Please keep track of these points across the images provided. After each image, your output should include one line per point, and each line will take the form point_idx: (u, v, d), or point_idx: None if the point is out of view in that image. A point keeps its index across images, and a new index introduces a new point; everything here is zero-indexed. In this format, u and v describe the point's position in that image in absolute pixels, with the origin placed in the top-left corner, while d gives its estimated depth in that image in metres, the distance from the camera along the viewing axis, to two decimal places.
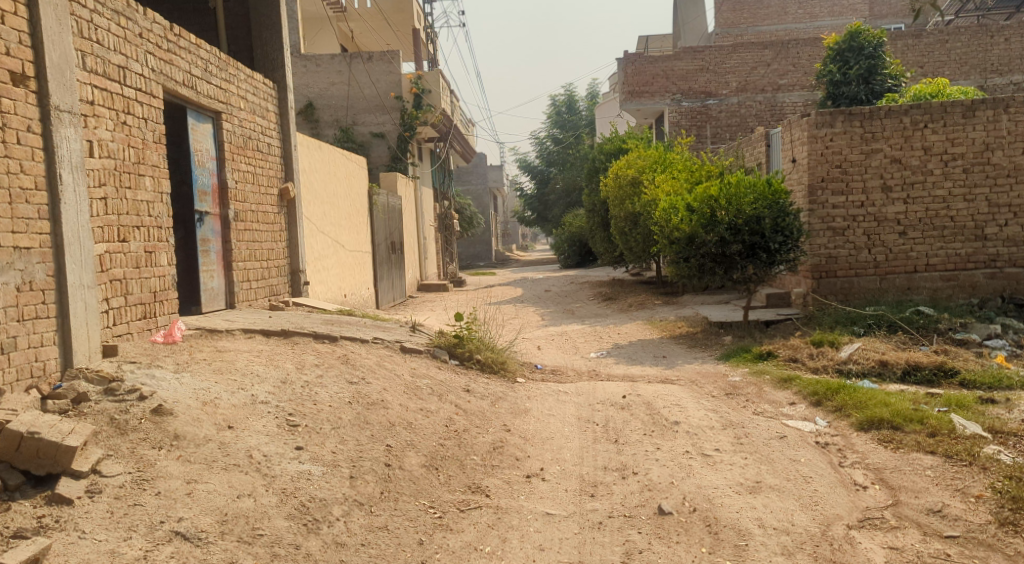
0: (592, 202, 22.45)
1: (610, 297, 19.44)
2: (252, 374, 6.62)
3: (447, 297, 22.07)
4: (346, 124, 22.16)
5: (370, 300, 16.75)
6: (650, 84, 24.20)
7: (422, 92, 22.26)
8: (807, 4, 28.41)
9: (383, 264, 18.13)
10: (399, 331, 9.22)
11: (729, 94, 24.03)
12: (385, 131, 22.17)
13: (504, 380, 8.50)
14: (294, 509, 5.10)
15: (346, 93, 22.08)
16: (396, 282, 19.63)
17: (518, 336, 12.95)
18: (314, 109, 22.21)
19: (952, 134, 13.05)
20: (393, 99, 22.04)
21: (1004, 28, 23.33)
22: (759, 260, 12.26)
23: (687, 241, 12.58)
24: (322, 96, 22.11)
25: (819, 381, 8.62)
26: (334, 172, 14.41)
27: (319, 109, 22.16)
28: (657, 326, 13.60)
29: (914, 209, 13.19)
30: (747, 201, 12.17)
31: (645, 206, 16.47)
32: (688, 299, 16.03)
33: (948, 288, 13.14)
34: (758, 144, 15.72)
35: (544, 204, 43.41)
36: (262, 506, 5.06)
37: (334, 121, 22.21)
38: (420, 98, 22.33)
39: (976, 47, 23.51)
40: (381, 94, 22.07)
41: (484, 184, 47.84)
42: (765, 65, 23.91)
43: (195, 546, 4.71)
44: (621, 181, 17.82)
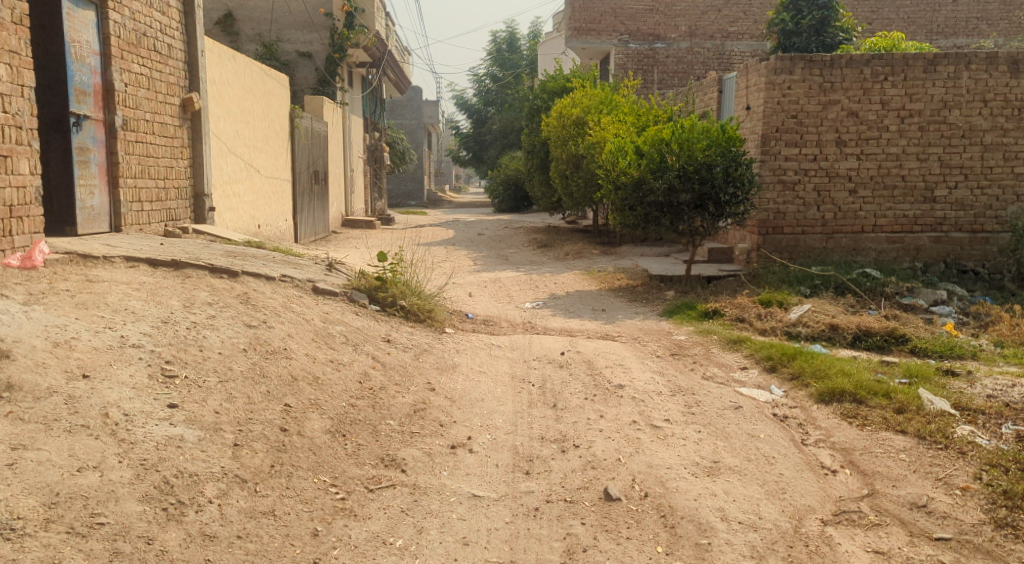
0: (530, 142, 21.50)
1: (544, 244, 18.60)
2: (125, 310, 5.67)
3: (373, 235, 20.95)
4: (269, 40, 20.68)
5: (287, 235, 15.55)
6: (598, 23, 23.16)
7: (354, 11, 20.87)
8: None
9: (305, 195, 16.93)
10: (313, 269, 8.18)
11: (677, 39, 23.16)
12: (312, 51, 20.80)
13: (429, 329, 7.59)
14: (151, 489, 4.14)
15: (271, 4, 20.53)
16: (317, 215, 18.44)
17: (446, 280, 11.99)
18: (235, 22, 20.62)
19: (911, 88, 12.41)
20: (323, 16, 20.62)
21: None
22: (706, 212, 11.51)
23: (635, 187, 11.75)
24: (243, 6, 20.53)
25: (770, 343, 7.82)
26: (250, 87, 13.11)
27: (240, 21, 20.56)
28: (595, 276, 12.85)
29: (866, 165, 12.54)
30: (700, 146, 11.38)
31: (589, 148, 15.64)
32: (627, 249, 15.28)
33: (893, 250, 12.59)
34: (710, 90, 14.93)
35: (480, 144, 42.29)
36: (108, 483, 4.09)
37: (256, 35, 20.67)
38: (352, 18, 20.93)
39: (926, 6, 23.03)
40: (309, 10, 20.54)
41: (418, 119, 46.30)
42: (715, 11, 23.07)
43: (5, 539, 3.72)
44: (565, 121, 16.90)
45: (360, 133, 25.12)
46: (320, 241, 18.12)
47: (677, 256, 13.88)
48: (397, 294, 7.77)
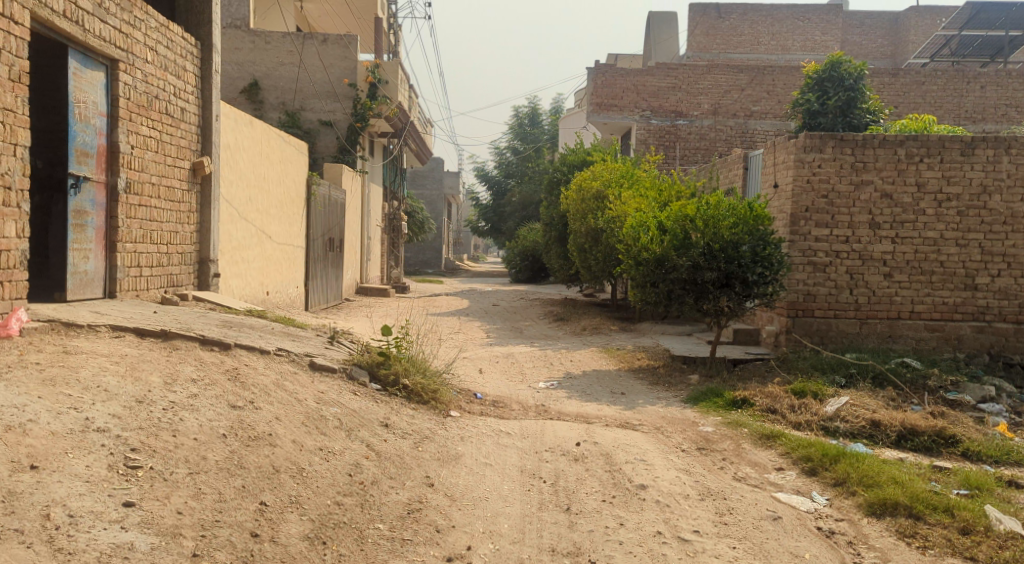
0: (548, 213, 21.19)
1: (561, 318, 18.05)
2: (97, 388, 5.16)
3: (387, 304, 20.49)
4: (292, 109, 20.38)
5: (296, 302, 15.07)
6: (620, 98, 23.09)
7: (378, 81, 20.71)
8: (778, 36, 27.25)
9: (318, 262, 16.51)
10: (313, 342, 7.64)
11: (700, 116, 22.91)
12: (334, 119, 20.61)
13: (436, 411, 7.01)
14: None
15: (296, 76, 20.28)
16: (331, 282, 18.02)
17: (456, 354, 11.42)
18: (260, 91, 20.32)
19: (948, 171, 11.88)
20: (347, 86, 20.47)
21: (981, 74, 22.60)
22: (732, 292, 10.89)
23: (656, 264, 11.20)
24: (268, 76, 20.22)
25: (808, 441, 7.16)
26: (265, 152, 12.74)
27: (265, 90, 20.26)
28: (613, 355, 12.23)
29: (901, 249, 11.98)
30: (725, 223, 10.87)
31: (610, 221, 15.16)
32: (647, 327, 14.67)
33: (934, 340, 11.90)
34: (736, 167, 14.48)
35: (499, 215, 42.14)
36: None
37: (279, 104, 20.36)
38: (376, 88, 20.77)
39: (954, 90, 22.78)
40: (332, 79, 20.48)
41: (438, 191, 46.31)
42: (738, 90, 22.85)
43: None
44: (585, 194, 16.47)
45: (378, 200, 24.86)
46: (332, 309, 17.69)
47: (700, 336, 13.27)
48: (405, 374, 7.20)
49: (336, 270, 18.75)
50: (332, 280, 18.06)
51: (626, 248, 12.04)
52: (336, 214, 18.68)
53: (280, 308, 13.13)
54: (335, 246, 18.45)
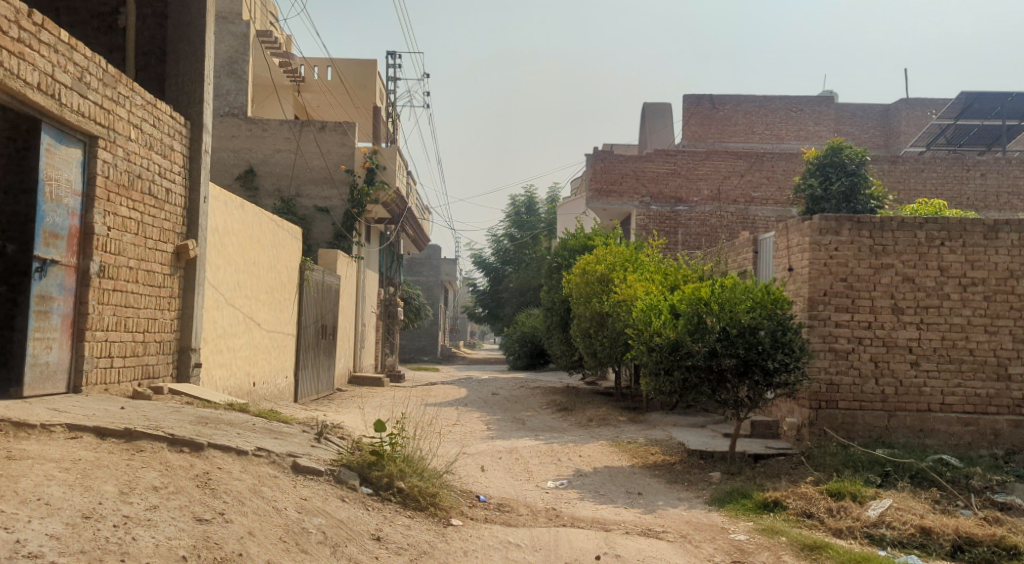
0: (548, 299, 20.57)
1: (563, 408, 17.21)
2: (38, 504, 4.39)
3: (381, 393, 19.66)
4: (288, 195, 19.82)
5: (286, 393, 14.28)
6: (619, 185, 22.50)
7: (376, 167, 20.23)
8: (773, 127, 27.01)
9: (309, 350, 15.76)
10: (299, 439, 6.85)
11: (700, 202, 22.41)
12: (330, 206, 19.95)
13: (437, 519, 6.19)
14: None
15: (292, 162, 19.75)
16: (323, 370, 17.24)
17: (455, 449, 10.61)
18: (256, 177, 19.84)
19: (971, 255, 11.20)
20: (343, 172, 19.91)
21: (980, 162, 21.82)
22: (752, 381, 10.09)
23: (669, 350, 10.33)
24: (265, 162, 19.77)
25: (857, 553, 6.58)
26: (257, 236, 12.07)
27: (261, 176, 19.78)
28: (624, 449, 11.39)
29: (927, 336, 11.23)
30: (742, 307, 10.11)
31: (615, 305, 14.46)
32: (656, 418, 13.86)
33: (967, 434, 11.11)
34: (744, 251, 13.61)
35: (497, 303, 41.65)
36: None
37: (275, 190, 19.83)
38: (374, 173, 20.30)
39: (953, 179, 21.84)
40: (330, 166, 19.89)
41: (435, 278, 45.85)
42: (738, 175, 22.37)
43: None
44: (588, 279, 15.80)
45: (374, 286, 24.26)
46: (323, 399, 16.89)
47: (715, 428, 12.47)
48: (403, 478, 6.41)
49: (330, 359, 18.05)
50: (324, 369, 17.34)
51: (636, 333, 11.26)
52: (330, 300, 18.07)
53: (267, 399, 12.36)
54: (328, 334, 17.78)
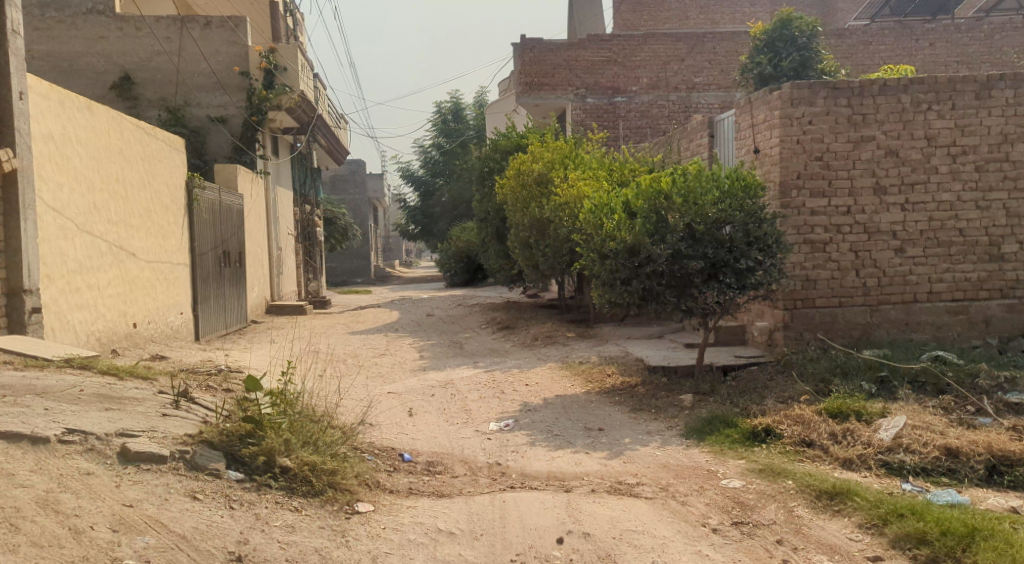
0: (482, 209, 18.88)
1: (506, 326, 15.68)
2: None
3: (302, 325, 17.89)
4: (175, 104, 18.23)
5: (175, 334, 12.43)
6: (550, 77, 20.59)
7: (274, 69, 18.69)
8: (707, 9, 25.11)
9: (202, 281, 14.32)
10: (144, 410, 5.33)
11: (638, 92, 20.66)
12: (227, 115, 18.47)
13: (329, 528, 4.64)
14: None
15: (176, 66, 18.16)
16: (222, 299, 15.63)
17: (376, 391, 8.94)
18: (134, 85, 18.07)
19: (962, 119, 9.74)
20: (238, 75, 18.35)
21: (929, 31, 20.30)
22: (722, 286, 8.51)
23: (625, 256, 8.59)
24: (143, 68, 18.03)
25: (895, 499, 5.06)
26: (122, 148, 10.10)
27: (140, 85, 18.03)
28: (577, 371, 9.86)
29: (913, 217, 9.80)
30: (709, 198, 8.47)
31: (556, 209, 12.76)
32: (608, 332, 12.37)
33: (955, 325, 9.82)
34: (698, 135, 11.90)
35: (430, 217, 40.19)
36: None
37: (159, 100, 18.21)
38: (272, 77, 18.73)
39: (901, 52, 20.40)
40: (221, 70, 18.30)
41: (363, 195, 43.63)
42: (679, 61, 20.66)
43: None
44: (525, 179, 14.05)
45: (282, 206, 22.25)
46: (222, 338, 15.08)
47: (673, 339, 11.05)
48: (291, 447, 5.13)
49: (234, 292, 16.60)
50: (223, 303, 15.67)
51: (584, 239, 9.54)
52: (226, 224, 16.19)
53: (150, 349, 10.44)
54: (227, 263, 16.13)
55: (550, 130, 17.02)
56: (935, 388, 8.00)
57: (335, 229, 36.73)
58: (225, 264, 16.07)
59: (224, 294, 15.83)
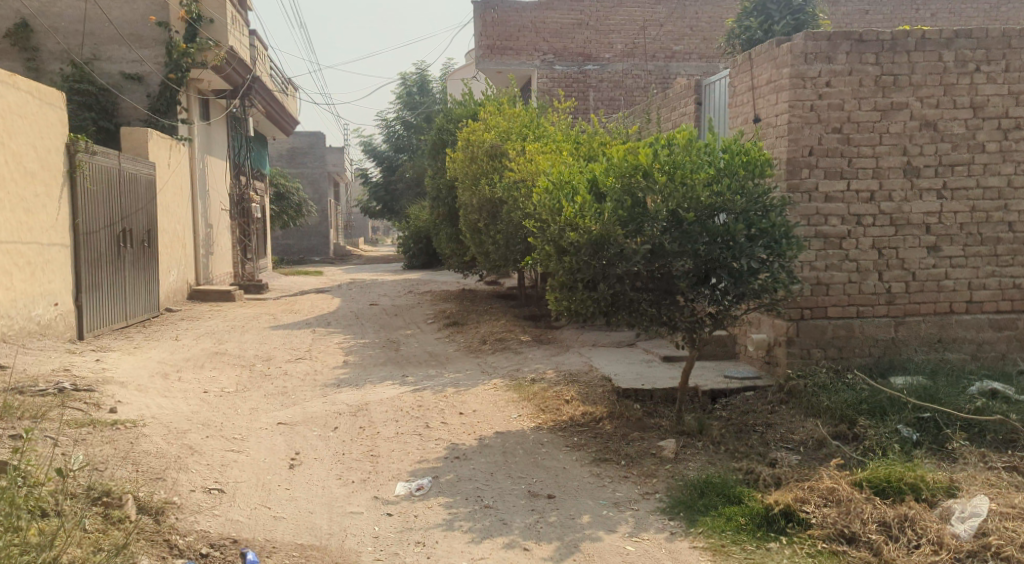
0: (433, 186, 16.73)
1: (454, 322, 13.57)
2: None
3: (224, 316, 15.70)
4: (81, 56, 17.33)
5: (22, 332, 10.53)
6: (515, 40, 18.37)
7: (195, 20, 17.89)
8: None
9: (86, 266, 12.48)
10: None
11: (612, 60, 18.58)
12: (142, 71, 17.54)
13: None
14: None
15: (82, 14, 17.28)
16: (107, 285, 13.43)
17: (256, 427, 6.77)
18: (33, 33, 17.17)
19: (1016, 85, 7.72)
20: (153, 26, 17.45)
21: None
22: (714, 294, 6.34)
23: (590, 253, 6.40)
24: (44, 14, 17.16)
25: None
26: None
27: (40, 32, 17.13)
28: (525, 391, 7.85)
29: (952, 207, 7.77)
30: (701, 176, 6.32)
31: (509, 188, 10.71)
32: (569, 337, 10.25)
33: (999, 342, 7.85)
34: (683, 100, 9.81)
35: (392, 195, 38.03)
36: None
37: (61, 51, 17.25)
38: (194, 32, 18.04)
39: (901, 22, 18.31)
40: (134, 20, 17.44)
41: (321, 169, 41.03)
42: (657, 26, 18.60)
43: None
44: (475, 152, 11.95)
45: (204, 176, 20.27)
46: (101, 334, 12.88)
47: (642, 352, 8.95)
48: None
49: (132, 278, 14.54)
50: (113, 292, 13.58)
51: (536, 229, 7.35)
52: (119, 198, 14.02)
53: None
54: (122, 245, 14.10)
55: (510, 93, 14.91)
56: (997, 436, 5.92)
57: (288, 204, 34.35)
58: (119, 245, 14.05)
59: (116, 281, 13.78)
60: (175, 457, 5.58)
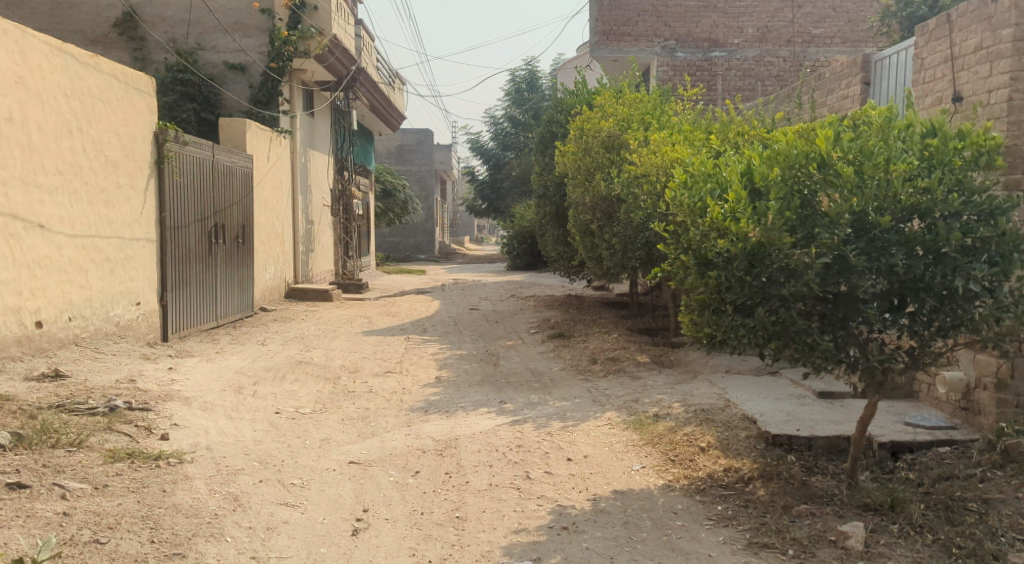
0: (541, 182, 15.46)
1: (559, 333, 12.28)
2: None
3: (318, 318, 14.83)
4: (187, 47, 17.31)
5: (98, 334, 9.53)
6: (634, 25, 16.81)
7: (300, 7, 17.48)
8: None
9: (172, 263, 11.65)
10: None
11: (741, 46, 16.99)
12: (246, 62, 17.34)
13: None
14: None
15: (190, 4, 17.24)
16: (196, 283, 12.62)
17: (322, 468, 5.59)
18: (141, 23, 17.22)
19: None
20: (258, 14, 17.16)
21: None
22: (917, 326, 4.78)
23: (748, 265, 4.93)
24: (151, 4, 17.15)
25: None
26: (20, 78, 8.22)
27: (145, 21, 17.20)
28: (647, 431, 6.47)
29: None
30: (903, 166, 4.77)
31: (631, 184, 9.31)
32: (694, 360, 8.79)
33: None
34: (843, 81, 8.22)
35: (498, 193, 37.13)
36: None
37: (168, 41, 17.27)
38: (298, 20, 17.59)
39: None
40: (239, 9, 17.22)
41: (429, 166, 40.33)
42: (794, 6, 17.06)
43: None
44: (589, 143, 10.58)
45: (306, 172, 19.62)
46: (186, 335, 12.04)
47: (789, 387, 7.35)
48: None
49: (222, 276, 13.72)
50: (201, 291, 12.77)
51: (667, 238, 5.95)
52: (211, 191, 13.16)
53: (20, 385, 7.14)
54: (212, 241, 13.26)
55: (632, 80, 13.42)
56: None
57: (394, 201, 33.67)
58: (210, 242, 13.20)
59: (205, 279, 12.93)
60: (211, 517, 4.47)
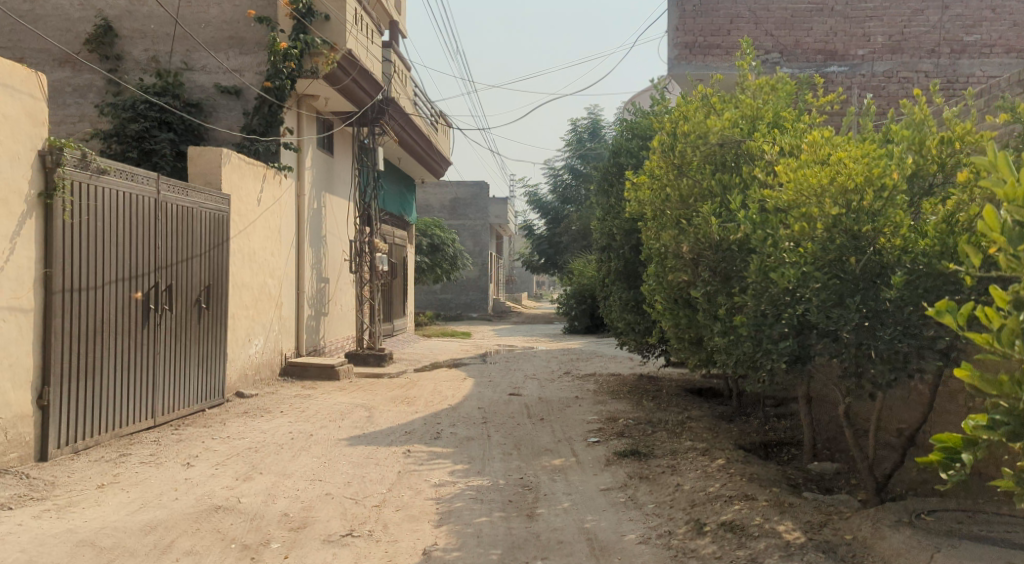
0: (605, 229, 11.59)
1: (633, 447, 8.31)
2: None
3: (303, 410, 11.09)
4: (172, 66, 13.75)
5: None
6: (725, 35, 12.96)
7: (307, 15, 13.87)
8: None
9: (70, 341, 8.08)
10: None
11: (868, 59, 12.90)
12: (241, 84, 13.66)
13: None
14: None
15: (176, 14, 13.72)
16: (125, 367, 9.03)
17: None
18: (117, 38, 13.73)
19: None
20: (255, 24, 13.57)
21: None
22: None
23: None
24: (130, 15, 13.72)
25: None
26: None
27: (124, 35, 13.72)
28: None
29: None
30: None
31: (773, 218, 5.49)
32: (896, 551, 4.72)
33: None
34: None
35: (557, 248, 33.44)
36: None
37: (149, 60, 13.73)
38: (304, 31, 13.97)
39: None
40: (235, 20, 13.70)
41: (484, 220, 36.57)
42: (939, 7, 12.83)
43: None
44: (686, 158, 6.77)
45: (320, 219, 16.18)
46: (90, 445, 8.40)
47: None
48: None
49: (170, 354, 10.05)
50: (132, 378, 9.15)
51: (949, 304, 3.41)
52: (152, 238, 9.64)
53: None
54: (153, 307, 9.65)
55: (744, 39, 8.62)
56: None
57: (443, 256, 30.06)
58: (150, 308, 9.60)
59: (137, 361, 9.29)
60: None
